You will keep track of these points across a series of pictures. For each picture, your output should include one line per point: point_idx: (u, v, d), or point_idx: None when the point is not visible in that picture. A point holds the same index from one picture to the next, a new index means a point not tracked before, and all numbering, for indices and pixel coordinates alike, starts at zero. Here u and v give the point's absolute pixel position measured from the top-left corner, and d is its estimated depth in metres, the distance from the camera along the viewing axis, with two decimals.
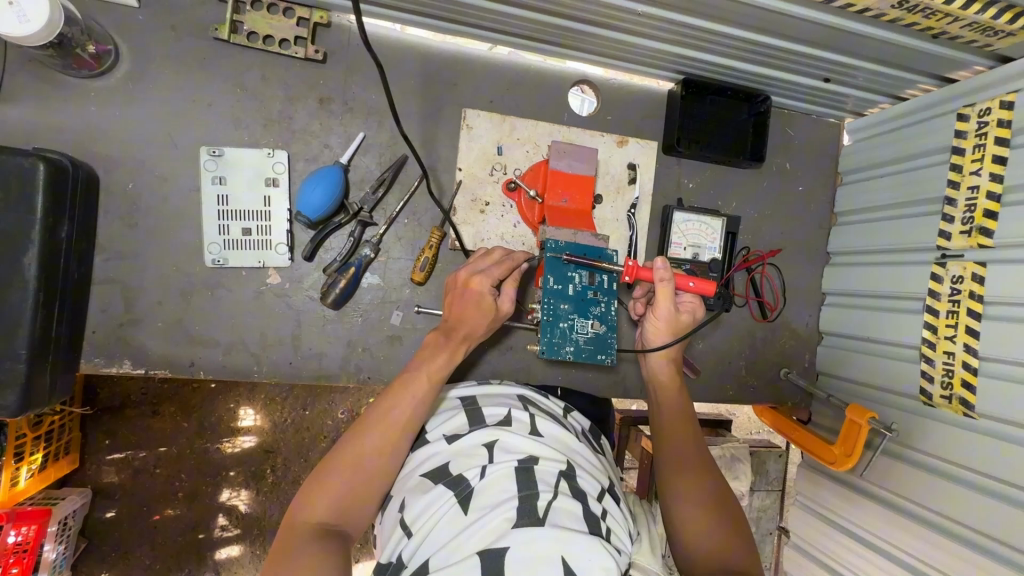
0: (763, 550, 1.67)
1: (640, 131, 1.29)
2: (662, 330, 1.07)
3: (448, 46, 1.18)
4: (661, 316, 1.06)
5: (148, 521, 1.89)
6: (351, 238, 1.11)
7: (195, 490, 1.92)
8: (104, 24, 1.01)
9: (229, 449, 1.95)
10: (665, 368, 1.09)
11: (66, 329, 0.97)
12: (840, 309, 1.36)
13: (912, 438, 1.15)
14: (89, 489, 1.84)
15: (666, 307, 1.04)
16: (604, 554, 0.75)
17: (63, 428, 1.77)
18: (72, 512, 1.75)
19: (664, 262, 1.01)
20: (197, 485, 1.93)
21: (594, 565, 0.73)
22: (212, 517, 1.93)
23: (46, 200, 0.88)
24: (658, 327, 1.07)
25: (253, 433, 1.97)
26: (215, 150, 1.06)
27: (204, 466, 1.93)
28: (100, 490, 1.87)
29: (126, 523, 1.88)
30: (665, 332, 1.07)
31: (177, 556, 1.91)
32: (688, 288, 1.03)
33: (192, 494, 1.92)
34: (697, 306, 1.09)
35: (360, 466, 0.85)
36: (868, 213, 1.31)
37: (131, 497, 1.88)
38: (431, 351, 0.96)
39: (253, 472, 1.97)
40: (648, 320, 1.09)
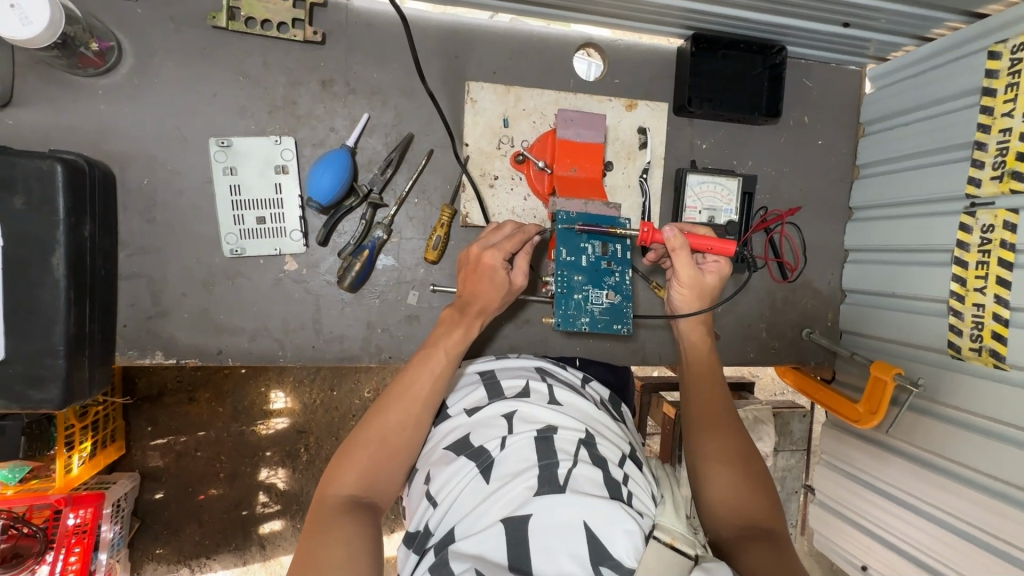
0: (789, 509, 1.68)
1: (649, 93, 1.25)
2: (690, 297, 1.04)
3: (448, 17, 1.15)
4: (687, 285, 1.02)
5: (194, 500, 2.00)
6: (363, 220, 1.13)
7: (236, 469, 2.02)
8: (105, 20, 1.01)
9: (264, 430, 2.03)
10: (700, 331, 1.06)
11: (98, 324, 1.00)
12: (864, 265, 1.33)
13: (940, 393, 1.13)
14: (137, 473, 1.95)
15: (690, 276, 1.00)
16: (626, 517, 0.77)
17: (108, 418, 1.86)
18: (124, 495, 1.86)
19: (674, 229, 0.96)
20: (237, 465, 2.02)
21: (616, 528, 0.76)
22: (254, 494, 2.03)
23: (67, 201, 0.90)
24: (687, 296, 1.04)
25: (285, 414, 2.05)
26: (223, 141, 1.06)
27: (242, 447, 2.02)
28: (148, 474, 1.97)
29: (175, 503, 1.99)
30: (696, 299, 1.04)
31: (223, 532, 2.02)
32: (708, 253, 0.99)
33: (233, 474, 2.02)
34: (722, 265, 1.04)
35: (386, 441, 0.88)
36: (893, 164, 1.26)
37: (176, 479, 1.99)
38: (446, 327, 0.97)
39: (288, 451, 2.05)
40: (674, 289, 1.05)
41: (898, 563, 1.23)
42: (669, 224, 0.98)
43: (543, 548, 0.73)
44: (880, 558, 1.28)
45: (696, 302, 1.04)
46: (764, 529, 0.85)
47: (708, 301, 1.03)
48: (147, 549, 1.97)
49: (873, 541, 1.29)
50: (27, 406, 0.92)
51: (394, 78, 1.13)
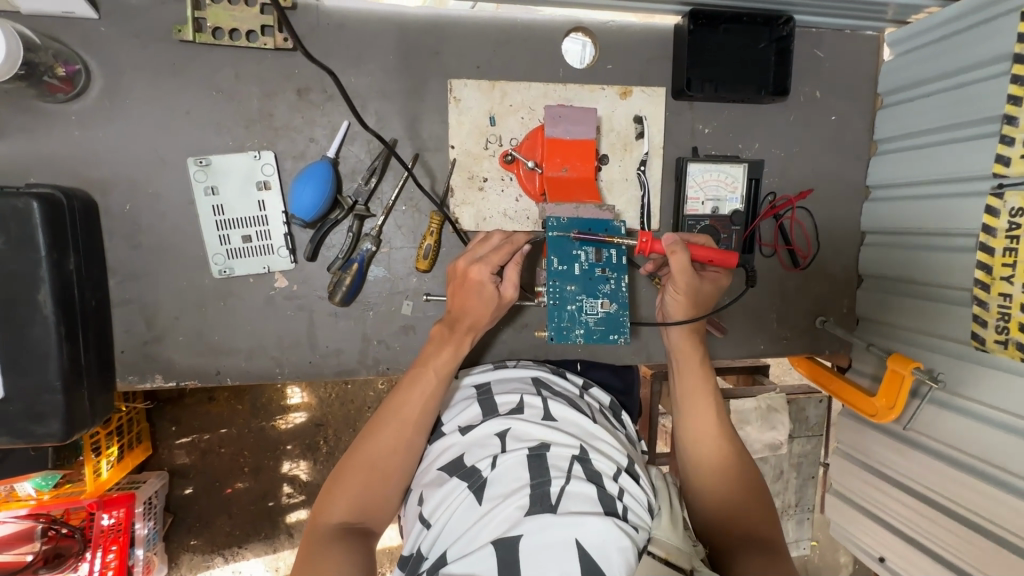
0: (805, 494, 1.66)
1: (645, 77, 1.17)
2: (684, 307, 0.96)
3: (425, 10, 1.08)
4: (682, 294, 0.94)
5: (222, 493, 2.06)
6: (350, 233, 1.10)
7: (259, 463, 2.07)
8: (69, 42, 0.97)
9: (283, 425, 2.08)
10: (691, 342, 0.97)
11: (94, 354, 1.00)
12: (882, 249, 1.25)
13: (961, 386, 1.07)
14: (165, 471, 2.02)
15: (685, 285, 0.93)
16: (619, 533, 0.77)
17: (132, 421, 1.91)
18: (155, 492, 1.93)
19: (672, 237, 0.90)
20: (260, 458, 2.07)
21: (610, 545, 0.75)
22: (278, 486, 2.09)
23: (48, 236, 0.89)
24: (680, 305, 0.96)
25: (302, 409, 2.08)
26: (202, 160, 1.04)
27: (263, 442, 2.07)
28: (176, 471, 2.04)
29: (204, 498, 2.05)
30: (690, 309, 0.96)
31: (253, 522, 2.09)
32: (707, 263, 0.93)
33: (256, 467, 2.07)
34: (722, 277, 0.98)
35: (376, 465, 0.88)
36: (914, 139, 1.17)
37: (203, 475, 2.05)
38: (436, 345, 0.96)
39: (308, 443, 2.09)
40: (667, 297, 0.98)
41: (914, 556, 1.18)
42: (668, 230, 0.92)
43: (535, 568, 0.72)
44: (896, 551, 1.23)
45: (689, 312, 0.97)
46: (761, 539, 0.85)
47: (702, 311, 0.96)
48: (181, 540, 2.05)
49: (888, 532, 1.25)
50: (31, 440, 0.93)
51: (372, 81, 1.08)
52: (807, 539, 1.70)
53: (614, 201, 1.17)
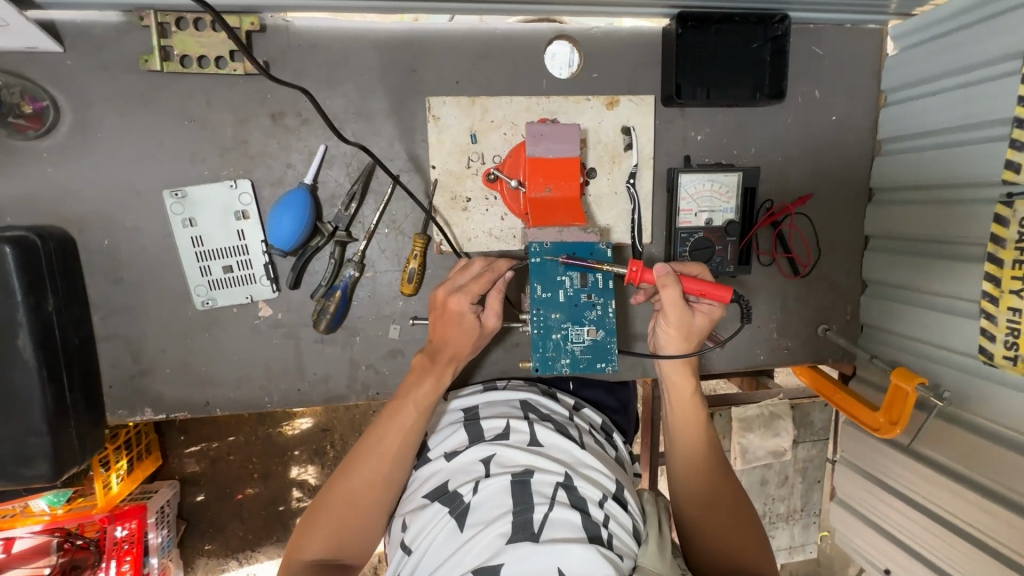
0: (812, 498, 1.62)
1: (633, 85, 1.12)
2: (677, 340, 0.93)
3: (400, 25, 1.04)
4: (675, 326, 0.91)
5: (234, 498, 2.08)
6: (333, 259, 1.07)
7: (268, 469, 2.08)
8: (36, 78, 0.95)
9: (290, 431, 2.08)
10: (684, 371, 0.96)
11: (81, 392, 1.00)
12: (887, 254, 1.20)
13: (969, 401, 1.03)
14: (177, 479, 2.04)
15: (677, 319, 0.90)
16: (603, 563, 0.74)
17: (140, 433, 1.93)
18: (167, 501, 1.96)
19: (667, 267, 0.86)
20: (269, 464, 2.08)
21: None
22: (288, 491, 2.10)
23: (23, 280, 0.88)
24: (673, 338, 0.93)
25: (308, 415, 2.08)
26: (177, 192, 1.02)
27: (271, 448, 2.08)
28: (187, 479, 2.06)
29: (215, 504, 2.07)
30: (683, 342, 0.93)
31: (265, 527, 2.10)
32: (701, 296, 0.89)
33: (266, 473, 2.08)
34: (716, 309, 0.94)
35: (354, 502, 0.87)
36: (920, 139, 1.11)
37: (213, 483, 2.07)
38: (416, 376, 0.94)
39: (315, 448, 2.10)
40: (660, 329, 0.95)
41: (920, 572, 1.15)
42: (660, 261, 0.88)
43: None
44: (898, 561, 1.20)
45: (682, 346, 0.94)
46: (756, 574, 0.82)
47: (695, 344, 0.93)
48: (196, 545, 2.08)
49: (891, 543, 1.21)
50: (21, 481, 0.93)
51: (348, 102, 1.05)
52: (814, 543, 1.67)
53: (603, 215, 1.13)
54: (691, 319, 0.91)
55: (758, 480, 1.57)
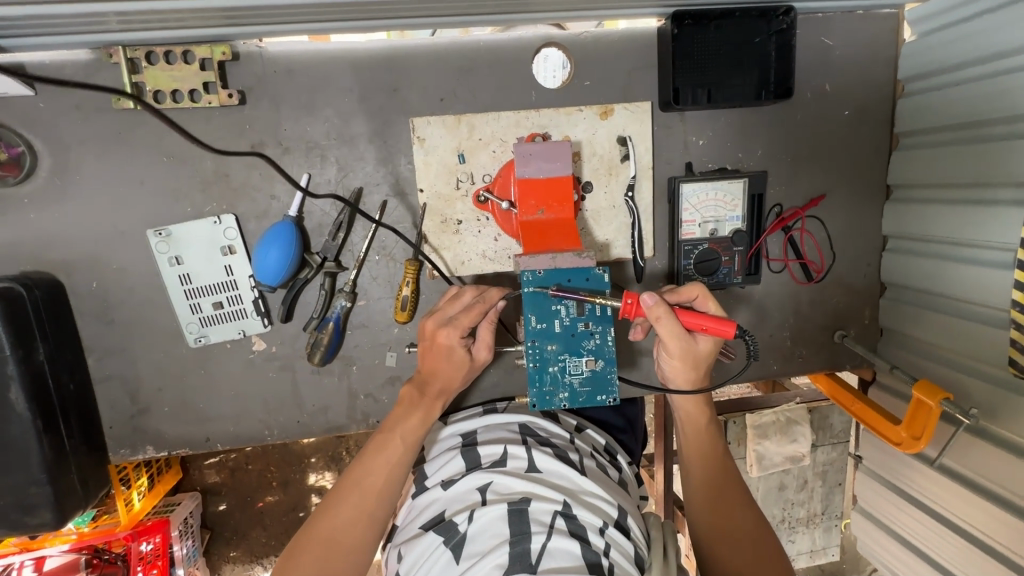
0: (833, 501, 1.57)
1: (628, 91, 1.05)
2: (684, 371, 0.89)
3: (377, 43, 0.98)
4: (678, 356, 0.86)
5: (255, 507, 2.10)
6: (323, 291, 1.05)
7: (286, 477, 2.10)
8: (10, 123, 0.93)
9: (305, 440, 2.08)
10: (697, 402, 0.94)
11: (80, 436, 1.00)
12: (907, 256, 1.13)
13: (998, 415, 0.96)
14: (198, 490, 2.07)
15: (680, 350, 0.85)
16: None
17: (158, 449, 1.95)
18: (190, 513, 2.00)
19: (655, 296, 0.81)
20: (287, 473, 2.10)
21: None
22: (307, 497, 2.11)
23: (10, 333, 0.87)
24: (680, 369, 0.89)
25: None
26: (162, 230, 0.99)
27: (288, 456, 2.09)
28: (209, 490, 2.08)
29: (237, 513, 2.10)
30: (689, 368, 0.89)
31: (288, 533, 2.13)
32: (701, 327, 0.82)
33: (284, 481, 2.10)
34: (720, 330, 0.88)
35: (335, 541, 0.84)
36: (941, 133, 1.03)
37: (234, 492, 2.09)
38: (404, 409, 0.91)
39: (331, 455, 2.10)
40: (665, 361, 0.91)
41: None
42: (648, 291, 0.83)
43: None
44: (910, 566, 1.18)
45: (692, 375, 0.90)
46: None
47: (703, 368, 0.88)
48: (222, 552, 2.11)
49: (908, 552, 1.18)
50: (26, 529, 0.94)
51: (329, 127, 1.00)
52: (836, 545, 1.63)
53: (602, 231, 1.08)
54: (695, 346, 0.86)
55: (776, 485, 1.53)
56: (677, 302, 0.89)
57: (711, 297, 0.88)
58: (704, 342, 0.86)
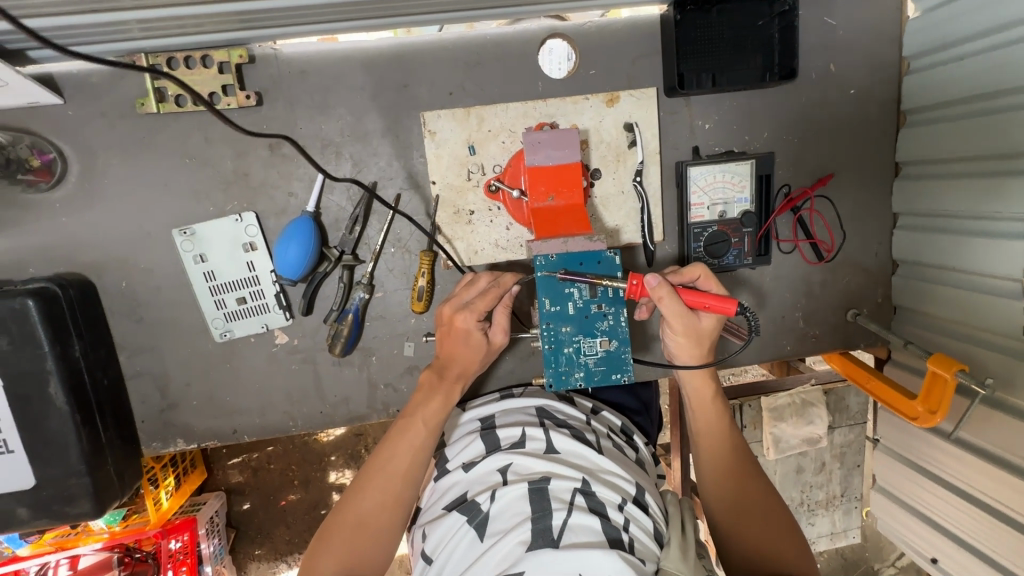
0: (852, 483, 1.57)
1: (633, 78, 1.07)
2: (689, 347, 0.90)
3: (387, 41, 1.01)
4: (682, 333, 0.88)
5: (278, 505, 2.12)
6: (342, 283, 1.08)
7: (308, 475, 2.12)
8: (42, 131, 0.97)
9: (325, 438, 2.10)
10: (704, 377, 0.95)
11: (115, 430, 1.04)
12: (918, 232, 1.13)
13: (1016, 386, 0.96)
14: (223, 490, 2.09)
15: (684, 327, 0.87)
16: (624, 567, 0.78)
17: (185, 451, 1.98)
18: (215, 512, 2.00)
19: (658, 277, 0.83)
20: (309, 472, 2.12)
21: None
22: (330, 495, 2.13)
23: (48, 330, 0.91)
24: (684, 346, 0.90)
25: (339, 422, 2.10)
26: (186, 229, 1.03)
27: (309, 455, 2.11)
28: (232, 490, 2.11)
29: (261, 512, 2.11)
30: (694, 345, 0.90)
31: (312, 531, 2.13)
32: (703, 308, 0.83)
33: (306, 480, 2.11)
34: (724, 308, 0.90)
35: (365, 523, 0.87)
36: (948, 108, 1.03)
37: (257, 492, 2.11)
38: (425, 394, 0.93)
39: (351, 453, 2.12)
40: (669, 338, 0.92)
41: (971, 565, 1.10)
42: (651, 271, 0.85)
43: None
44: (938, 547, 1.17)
45: (697, 352, 0.91)
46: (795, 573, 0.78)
47: (707, 346, 0.90)
48: (247, 550, 2.12)
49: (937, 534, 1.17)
50: (66, 519, 0.98)
51: (343, 125, 1.03)
52: (857, 528, 1.62)
53: (611, 217, 1.10)
54: (698, 323, 0.88)
55: (793, 468, 1.53)
56: (680, 283, 0.91)
57: (712, 275, 0.90)
58: (707, 319, 0.88)
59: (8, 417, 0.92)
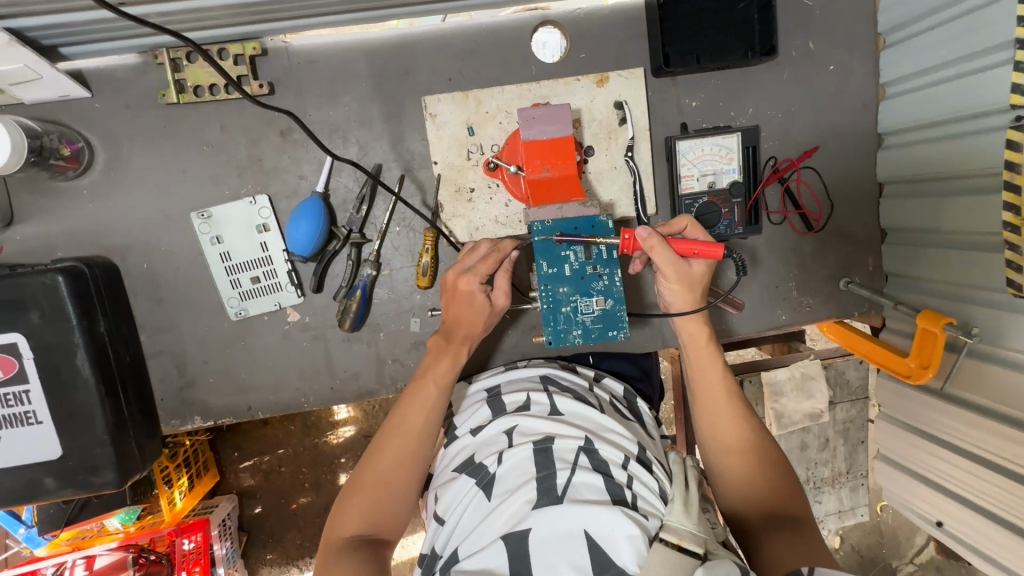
0: (857, 459, 1.58)
1: (622, 60, 1.13)
2: (683, 294, 0.95)
3: (389, 32, 1.08)
4: (676, 281, 0.93)
5: (289, 510, 1.90)
6: (350, 261, 1.13)
7: (319, 478, 1.90)
8: (71, 123, 1.05)
9: (335, 440, 1.90)
10: (702, 325, 0.97)
11: (137, 405, 1.09)
12: (902, 199, 1.17)
13: (1000, 337, 0.99)
14: (235, 493, 1.87)
15: (676, 275, 0.92)
16: (628, 522, 0.79)
17: (196, 453, 1.79)
18: (228, 515, 1.82)
19: (648, 229, 0.89)
20: (321, 475, 1.90)
21: (619, 535, 0.78)
22: None
23: (76, 305, 0.97)
24: (678, 293, 0.95)
25: (350, 423, 1.90)
26: (203, 212, 1.09)
27: (321, 457, 1.89)
28: (244, 494, 1.90)
29: (273, 518, 1.90)
30: (688, 293, 0.95)
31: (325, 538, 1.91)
32: (694, 254, 0.90)
33: (317, 483, 1.90)
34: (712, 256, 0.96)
35: (385, 480, 0.91)
36: (921, 78, 1.08)
37: (268, 496, 1.90)
38: (434, 356, 0.98)
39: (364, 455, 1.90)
40: (663, 288, 0.97)
41: (975, 522, 1.12)
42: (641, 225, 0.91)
43: (545, 562, 0.75)
44: (951, 513, 1.18)
45: (690, 298, 0.96)
46: (786, 515, 0.84)
47: (700, 292, 0.95)
48: (258, 556, 1.91)
49: (948, 500, 1.17)
50: (91, 489, 1.02)
51: (350, 111, 1.10)
52: (865, 506, 1.62)
53: (606, 191, 1.15)
54: (690, 270, 0.93)
55: (797, 444, 1.54)
56: (669, 234, 0.96)
57: (699, 224, 0.96)
58: (698, 265, 0.94)
59: (38, 389, 0.97)
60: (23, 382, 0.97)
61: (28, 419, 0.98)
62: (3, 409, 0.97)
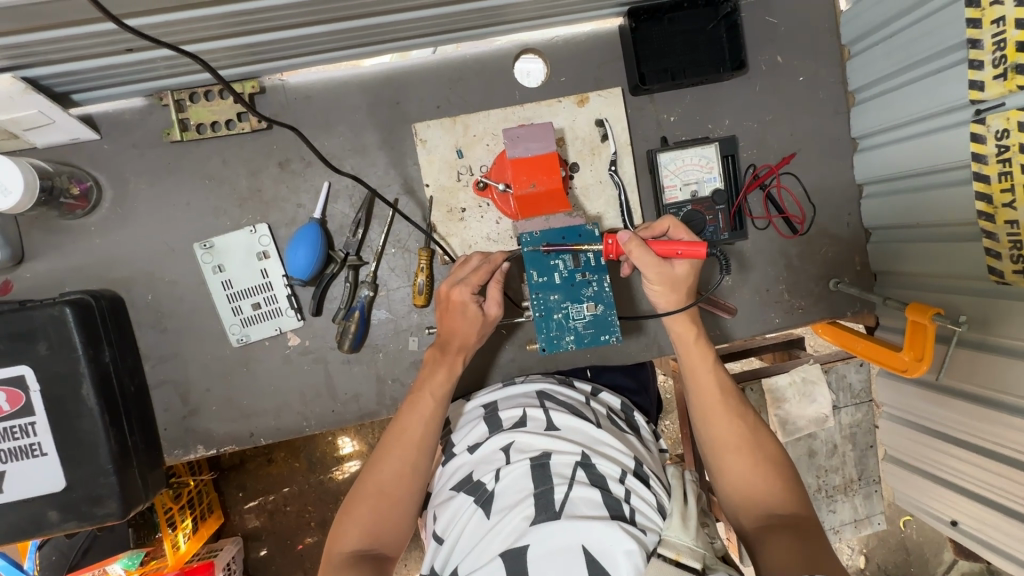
0: (867, 465, 1.55)
1: (601, 81, 1.20)
2: (668, 295, 0.98)
3: (379, 66, 1.15)
4: (660, 282, 0.96)
5: (295, 550, 1.78)
6: (348, 283, 1.16)
7: (325, 516, 1.78)
8: (81, 164, 1.11)
9: (340, 476, 1.78)
10: (693, 325, 0.99)
11: (140, 434, 1.10)
12: (881, 198, 1.21)
13: (991, 326, 1.00)
14: (240, 536, 1.76)
15: (659, 276, 0.95)
16: (626, 537, 0.78)
17: (201, 494, 1.68)
18: (233, 558, 1.69)
19: (630, 233, 0.92)
20: (329, 511, 1.78)
21: (616, 549, 0.77)
22: None
23: (82, 336, 0.99)
24: (662, 294, 0.98)
25: (357, 457, 1.78)
26: (206, 243, 1.13)
27: (327, 495, 1.78)
28: (250, 535, 1.77)
29: (279, 559, 1.78)
30: (673, 293, 0.98)
31: None
32: (677, 256, 0.92)
33: (324, 521, 1.78)
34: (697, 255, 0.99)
35: (384, 494, 0.91)
36: (884, 84, 1.14)
37: (274, 537, 1.78)
38: (430, 368, 1.01)
39: None
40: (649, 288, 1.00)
41: (989, 518, 1.10)
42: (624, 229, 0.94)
43: None
44: (967, 512, 1.15)
45: (675, 298, 0.98)
46: (783, 516, 0.85)
47: (685, 292, 0.98)
48: None
49: (975, 503, 1.12)
50: (94, 521, 1.02)
51: (344, 141, 1.16)
52: (881, 514, 1.57)
53: (593, 204, 1.19)
54: (674, 270, 0.96)
55: (805, 452, 1.51)
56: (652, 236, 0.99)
57: (682, 225, 0.98)
58: (682, 266, 0.96)
59: (44, 420, 0.99)
60: (30, 414, 0.99)
61: (33, 451, 0.99)
62: (9, 442, 0.99)
